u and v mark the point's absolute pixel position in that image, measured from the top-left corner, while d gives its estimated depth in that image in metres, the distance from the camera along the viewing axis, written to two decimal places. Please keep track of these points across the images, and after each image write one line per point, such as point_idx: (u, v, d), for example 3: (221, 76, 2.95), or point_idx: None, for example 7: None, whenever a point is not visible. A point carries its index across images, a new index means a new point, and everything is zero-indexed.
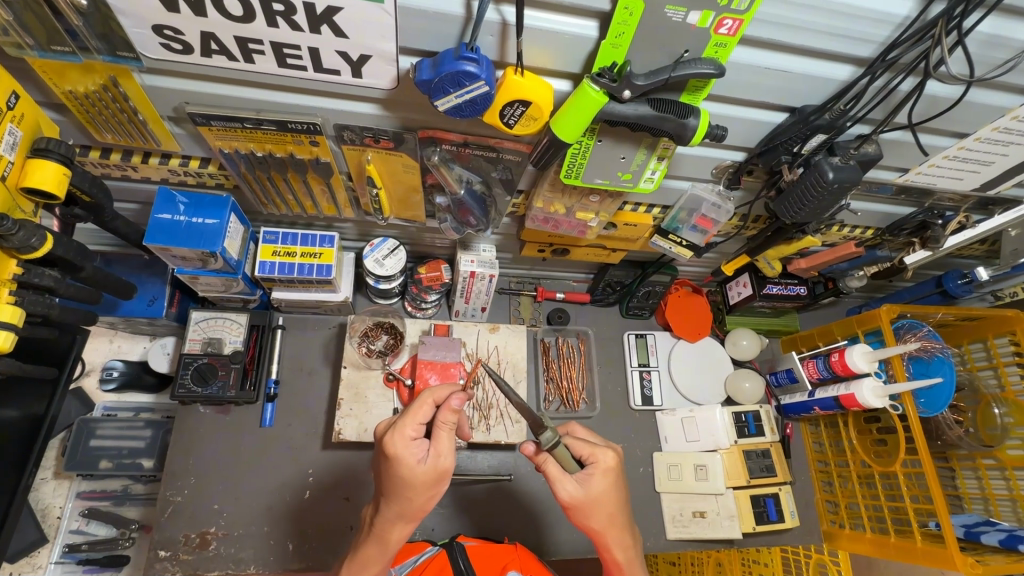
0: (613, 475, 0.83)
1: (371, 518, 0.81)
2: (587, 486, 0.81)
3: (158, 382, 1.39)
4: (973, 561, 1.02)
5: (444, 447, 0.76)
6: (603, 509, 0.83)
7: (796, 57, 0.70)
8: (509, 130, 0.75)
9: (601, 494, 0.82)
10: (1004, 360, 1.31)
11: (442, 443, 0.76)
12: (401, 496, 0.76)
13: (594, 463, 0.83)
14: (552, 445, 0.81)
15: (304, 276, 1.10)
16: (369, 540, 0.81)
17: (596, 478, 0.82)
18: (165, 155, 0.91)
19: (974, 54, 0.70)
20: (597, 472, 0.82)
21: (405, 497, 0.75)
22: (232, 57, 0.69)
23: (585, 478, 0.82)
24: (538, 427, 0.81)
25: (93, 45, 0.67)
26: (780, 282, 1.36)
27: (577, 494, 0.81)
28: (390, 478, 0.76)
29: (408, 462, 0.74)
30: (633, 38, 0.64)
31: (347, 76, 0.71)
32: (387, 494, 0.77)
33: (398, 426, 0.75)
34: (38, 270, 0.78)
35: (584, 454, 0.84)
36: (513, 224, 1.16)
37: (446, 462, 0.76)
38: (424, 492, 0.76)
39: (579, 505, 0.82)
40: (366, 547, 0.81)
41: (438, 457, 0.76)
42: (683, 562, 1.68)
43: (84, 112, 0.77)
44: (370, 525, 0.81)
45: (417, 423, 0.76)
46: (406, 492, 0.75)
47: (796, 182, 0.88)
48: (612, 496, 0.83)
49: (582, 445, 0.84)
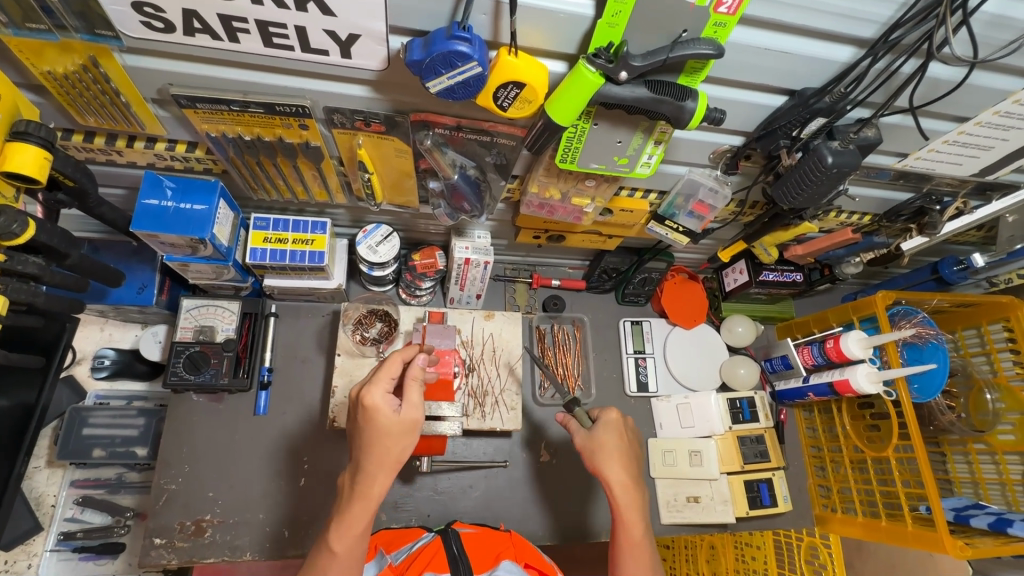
0: (615, 426, 1.00)
1: (352, 478, 0.82)
2: (593, 432, 1.00)
3: (150, 370, 1.38)
4: (962, 545, 1.04)
5: (414, 399, 0.83)
6: (605, 449, 0.98)
7: (797, 37, 0.68)
8: (502, 112, 0.73)
9: (603, 440, 0.99)
10: (997, 346, 1.31)
11: (412, 395, 0.83)
12: (382, 445, 0.80)
13: (600, 416, 1.02)
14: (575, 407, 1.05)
15: (296, 264, 1.09)
16: (353, 499, 0.80)
17: (603, 428, 1.00)
18: (150, 139, 0.89)
19: (979, 35, 0.68)
20: (602, 423, 1.01)
21: (385, 445, 0.80)
22: (217, 36, 0.67)
23: (592, 427, 1.02)
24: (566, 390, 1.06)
25: (71, 23, 0.64)
26: (776, 269, 1.36)
27: (585, 441, 1.01)
28: (367, 429, 0.80)
29: (383, 410, 0.80)
30: (630, 17, 0.62)
31: (336, 56, 0.69)
32: (367, 446, 0.80)
33: (375, 377, 0.82)
34: (21, 257, 0.76)
35: (595, 412, 1.04)
36: (508, 210, 1.15)
37: (420, 412, 0.83)
38: (401, 441, 0.81)
39: (587, 448, 1.00)
40: (352, 507, 0.80)
41: (411, 407, 0.82)
42: (677, 546, 1.71)
43: (65, 94, 0.75)
44: (350, 486, 0.82)
45: (387, 376, 0.83)
46: (385, 441, 0.80)
47: (794, 166, 0.86)
48: (614, 443, 0.99)
49: (596, 407, 1.05)
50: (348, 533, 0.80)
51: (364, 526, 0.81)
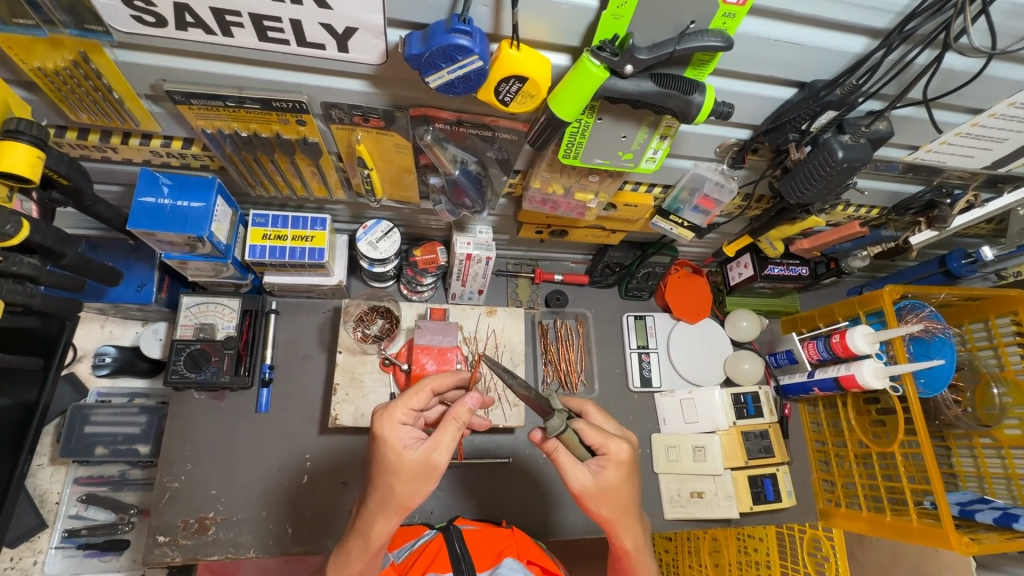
0: (626, 466, 0.80)
1: (358, 509, 0.79)
2: (600, 476, 0.80)
3: (151, 368, 1.38)
4: (968, 542, 1.03)
5: (441, 442, 0.73)
6: (613, 500, 0.80)
7: (808, 28, 0.66)
8: (505, 107, 0.71)
9: (612, 486, 0.80)
10: (1005, 340, 1.30)
11: (440, 435, 0.73)
12: (389, 484, 0.73)
13: (606, 454, 0.80)
14: (559, 431, 0.80)
15: (296, 261, 1.07)
16: (353, 537, 0.78)
17: (609, 470, 0.80)
18: (145, 136, 0.87)
19: (997, 25, 0.66)
20: (609, 464, 0.80)
21: (388, 486, 0.73)
22: (209, 30, 0.65)
23: (596, 467, 0.80)
24: (546, 411, 0.81)
25: (58, 18, 0.63)
26: (782, 263, 1.34)
27: (588, 485, 0.79)
28: (378, 462, 0.74)
29: (396, 446, 0.73)
30: (636, 8, 0.60)
31: (333, 50, 0.67)
32: (373, 482, 0.75)
33: (389, 408, 0.75)
34: (16, 258, 0.75)
35: (595, 443, 0.81)
36: (510, 205, 1.13)
37: (443, 458, 0.73)
38: (411, 484, 0.73)
39: (590, 496, 0.80)
40: (351, 543, 0.78)
41: (433, 449, 0.73)
42: (679, 538, 1.71)
43: (56, 91, 0.74)
44: (355, 519, 0.78)
45: (408, 408, 0.76)
46: (391, 481, 0.73)
47: (803, 160, 0.85)
48: (623, 488, 0.80)
49: (594, 434, 0.81)
50: (344, 569, 0.79)
51: (361, 567, 0.78)
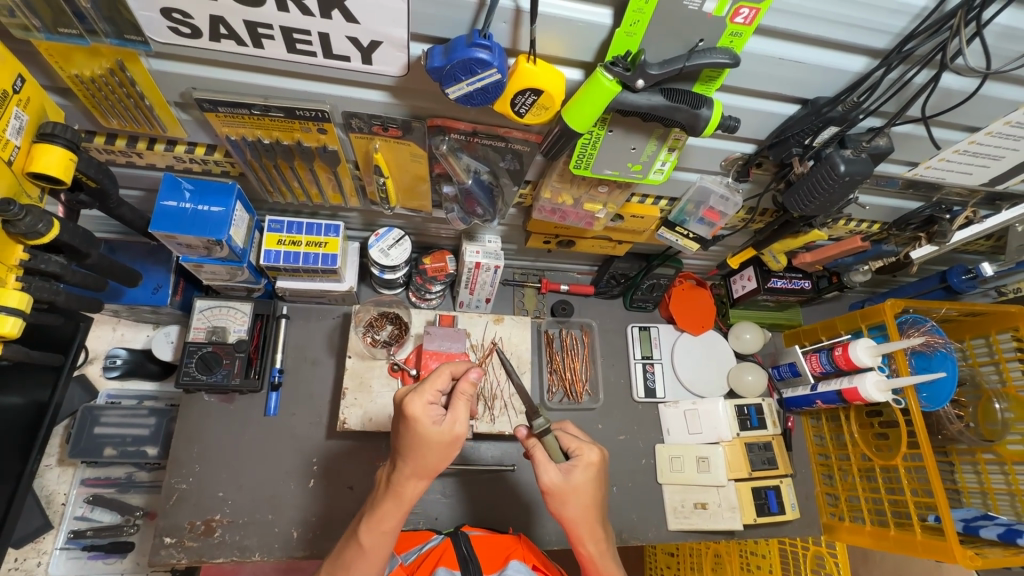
0: (595, 470, 0.84)
1: (389, 475, 0.82)
2: (569, 476, 0.83)
3: (161, 370, 1.40)
4: (972, 555, 1.04)
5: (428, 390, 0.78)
6: (580, 498, 0.83)
7: (809, 47, 0.69)
8: (520, 119, 0.74)
9: (579, 485, 0.83)
10: (1006, 356, 1.32)
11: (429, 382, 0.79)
12: (427, 457, 0.78)
13: (579, 456, 0.85)
14: (543, 431, 0.86)
15: (309, 266, 1.10)
16: (386, 497, 0.81)
17: (578, 470, 0.83)
18: (170, 142, 0.91)
19: (992, 46, 0.70)
20: (579, 464, 0.84)
21: (422, 453, 0.78)
22: (241, 42, 0.68)
23: (567, 468, 0.84)
24: (533, 412, 0.87)
25: (100, 27, 0.66)
26: (784, 276, 1.36)
27: (557, 480, 0.82)
28: (410, 437, 0.77)
29: (426, 419, 0.76)
30: (648, 26, 0.63)
31: (357, 62, 0.71)
32: (406, 454, 0.79)
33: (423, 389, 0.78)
34: (44, 256, 0.77)
35: (570, 447, 0.87)
36: (519, 215, 1.16)
37: (417, 402, 0.77)
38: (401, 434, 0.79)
39: (557, 491, 0.83)
40: (384, 504, 0.81)
41: (416, 394, 0.78)
42: (681, 554, 1.70)
43: (91, 97, 0.77)
44: (386, 483, 0.82)
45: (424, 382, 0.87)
46: (423, 450, 0.78)
47: (806, 174, 0.88)
48: (589, 488, 0.84)
49: (571, 439, 0.87)
50: (377, 529, 0.81)
51: (394, 525, 0.82)
